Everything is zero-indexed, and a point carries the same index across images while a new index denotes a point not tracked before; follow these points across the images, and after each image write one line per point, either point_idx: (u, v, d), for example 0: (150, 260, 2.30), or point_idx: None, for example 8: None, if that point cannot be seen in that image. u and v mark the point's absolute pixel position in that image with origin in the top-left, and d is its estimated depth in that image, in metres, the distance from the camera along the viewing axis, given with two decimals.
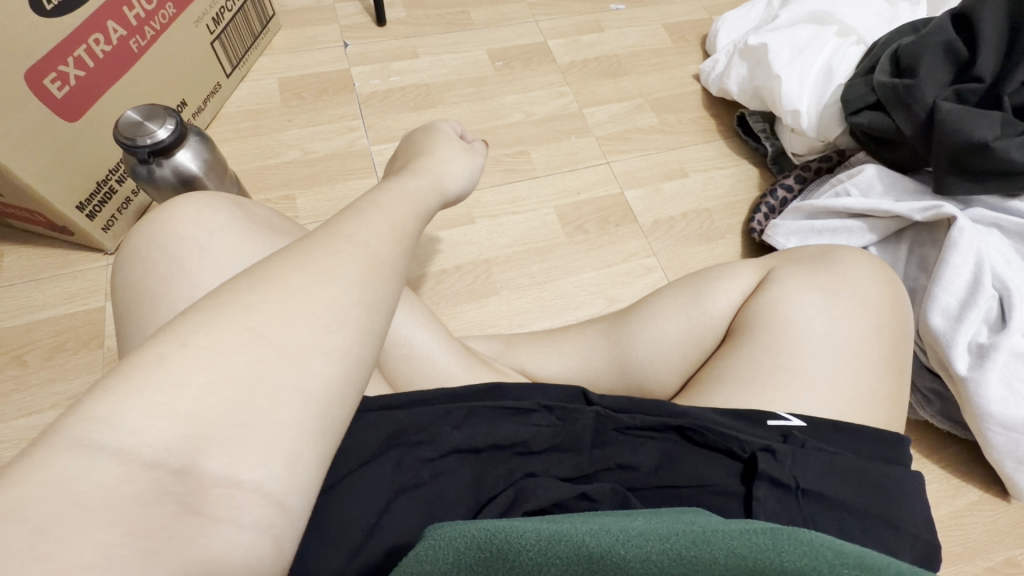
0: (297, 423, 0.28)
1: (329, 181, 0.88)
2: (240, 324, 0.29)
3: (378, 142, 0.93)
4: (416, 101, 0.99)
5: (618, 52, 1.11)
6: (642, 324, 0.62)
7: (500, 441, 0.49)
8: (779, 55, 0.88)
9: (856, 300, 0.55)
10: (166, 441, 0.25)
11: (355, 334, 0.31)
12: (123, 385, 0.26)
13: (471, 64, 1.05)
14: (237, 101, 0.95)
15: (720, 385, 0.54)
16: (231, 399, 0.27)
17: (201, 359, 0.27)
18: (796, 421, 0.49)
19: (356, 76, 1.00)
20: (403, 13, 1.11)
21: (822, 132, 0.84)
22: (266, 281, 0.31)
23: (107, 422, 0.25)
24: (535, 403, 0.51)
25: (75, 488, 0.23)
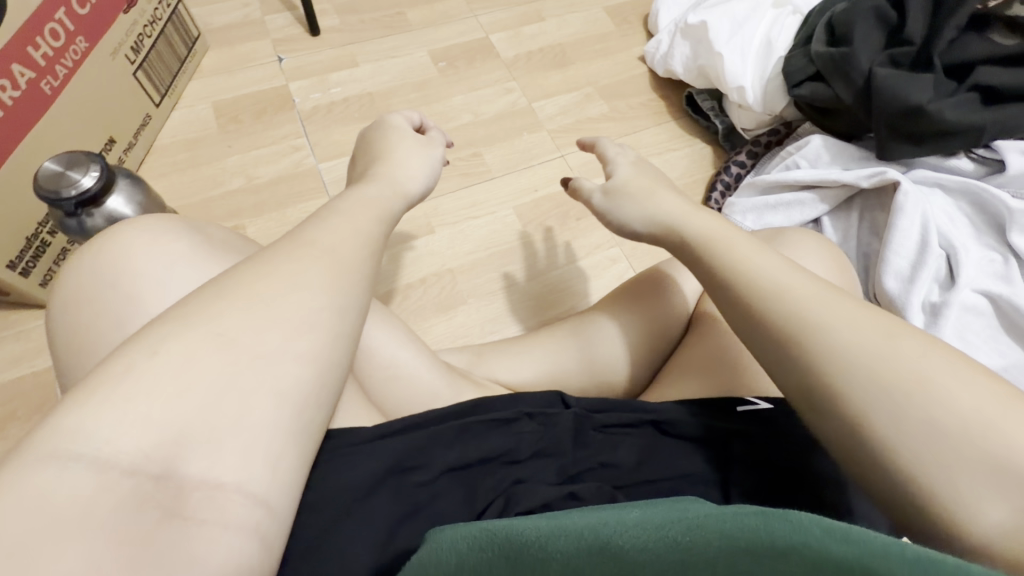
0: (273, 424, 0.32)
1: (279, 206, 0.86)
2: (209, 330, 0.32)
3: (325, 159, 0.90)
4: (360, 112, 0.96)
5: (562, 41, 1.09)
6: (613, 316, 0.63)
7: (488, 454, 0.48)
8: (720, 31, 0.88)
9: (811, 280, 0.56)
10: (141, 449, 0.28)
11: (326, 336, 0.35)
12: (92, 398, 0.29)
13: (413, 68, 1.02)
14: (171, 131, 0.91)
15: (690, 375, 0.57)
16: (203, 405, 0.30)
17: (169, 367, 0.30)
18: (765, 404, 0.51)
19: (295, 91, 0.97)
20: (338, 20, 1.07)
21: (767, 105, 0.84)
22: (231, 294, 0.35)
23: (82, 435, 0.27)
24: (517, 412, 0.51)
25: (56, 496, 0.26)
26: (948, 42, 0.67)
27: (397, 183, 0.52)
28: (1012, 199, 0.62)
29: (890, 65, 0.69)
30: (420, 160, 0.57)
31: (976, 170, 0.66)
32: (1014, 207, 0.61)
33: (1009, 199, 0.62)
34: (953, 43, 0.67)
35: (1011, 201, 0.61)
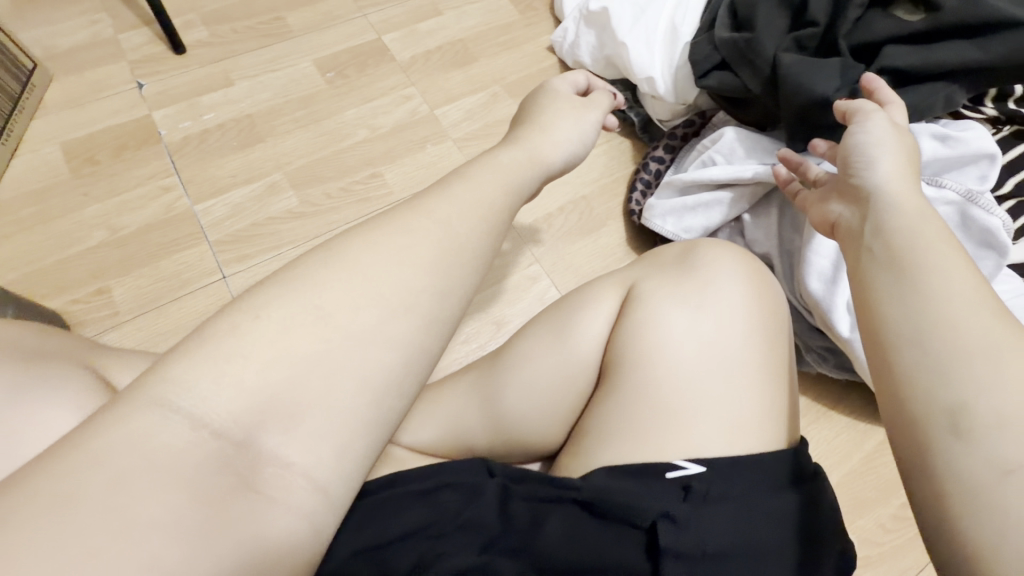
0: (365, 407, 0.32)
1: (150, 259, 0.75)
2: (311, 300, 0.33)
3: (202, 199, 0.80)
4: (239, 139, 0.85)
5: (462, 36, 1.00)
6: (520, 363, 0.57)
7: (407, 529, 0.46)
8: (623, 18, 0.82)
9: (721, 311, 0.53)
10: (230, 413, 0.30)
11: (422, 320, 0.35)
12: (198, 350, 0.31)
13: (297, 80, 0.92)
14: (12, 183, 0.78)
15: (607, 439, 0.51)
16: (293, 376, 0.31)
17: (269, 330, 0.31)
18: (694, 469, 0.47)
19: (160, 121, 0.85)
20: (205, 32, 0.94)
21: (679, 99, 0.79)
22: (339, 257, 0.35)
23: (184, 388, 0.29)
24: (438, 482, 0.49)
25: (152, 442, 0.28)
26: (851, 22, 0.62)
27: (538, 150, 0.51)
28: (926, 186, 0.57)
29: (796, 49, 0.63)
30: (574, 124, 0.55)
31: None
32: (927, 195, 0.57)
33: (923, 186, 0.57)
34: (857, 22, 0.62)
35: (926, 188, 0.57)
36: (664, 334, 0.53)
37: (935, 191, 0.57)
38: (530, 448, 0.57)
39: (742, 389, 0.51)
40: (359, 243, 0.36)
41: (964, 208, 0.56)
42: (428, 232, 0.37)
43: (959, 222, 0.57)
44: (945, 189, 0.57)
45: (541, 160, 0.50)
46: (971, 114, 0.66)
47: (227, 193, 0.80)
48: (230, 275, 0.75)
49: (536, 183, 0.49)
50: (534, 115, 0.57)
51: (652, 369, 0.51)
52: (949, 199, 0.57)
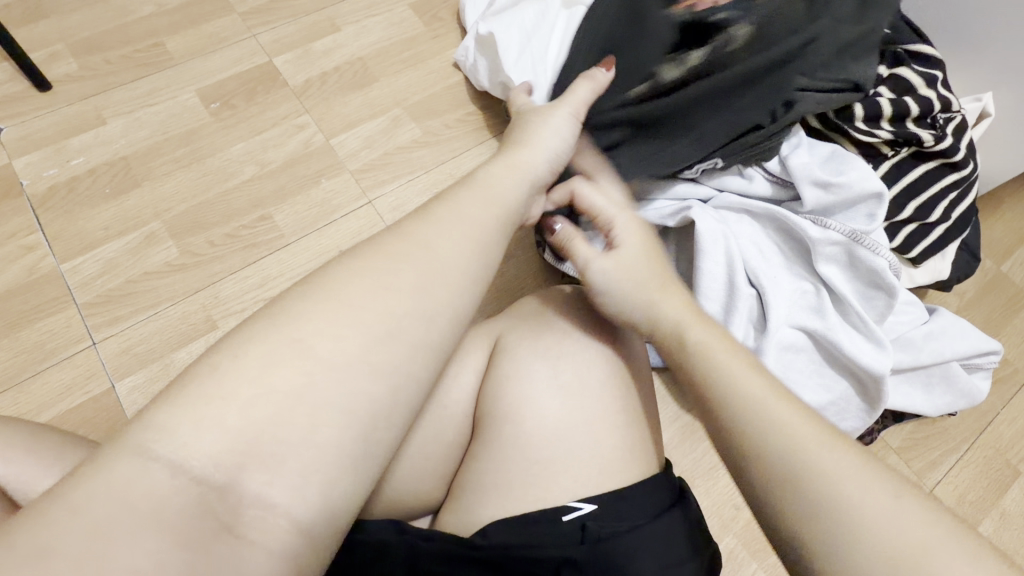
0: (336, 446, 0.33)
1: (11, 330, 0.69)
2: (290, 336, 0.35)
3: (69, 258, 0.73)
4: (113, 184, 0.78)
5: (362, 54, 0.93)
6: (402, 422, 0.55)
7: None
8: (513, 46, 0.78)
9: (579, 361, 0.54)
10: (213, 454, 0.31)
11: (408, 346, 0.36)
12: (181, 396, 0.32)
13: (178, 114, 0.85)
14: None
15: (481, 496, 0.51)
16: (279, 410, 0.33)
17: (251, 366, 0.33)
18: (587, 508, 0.48)
19: (24, 170, 0.78)
20: (74, 65, 0.86)
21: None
22: (323, 288, 0.37)
23: (166, 434, 0.31)
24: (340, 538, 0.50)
25: (134, 490, 0.29)
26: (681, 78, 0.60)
27: (512, 156, 0.50)
28: (812, 228, 0.59)
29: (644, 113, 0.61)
30: (562, 137, 0.53)
31: (770, 190, 0.64)
32: (814, 237, 0.58)
33: (809, 227, 0.59)
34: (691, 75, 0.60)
35: (813, 229, 0.59)
36: (526, 389, 0.53)
37: (822, 232, 0.59)
38: (419, 504, 0.56)
39: (604, 435, 0.52)
40: (345, 273, 0.38)
41: (850, 247, 0.59)
42: (412, 255, 0.39)
43: (848, 260, 0.60)
44: (830, 230, 0.59)
45: (526, 181, 0.49)
46: (867, 139, 0.61)
47: (98, 249, 0.74)
48: (100, 341, 0.70)
49: (513, 182, 0.48)
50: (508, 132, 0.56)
51: (516, 426, 0.52)
52: (835, 239, 0.59)
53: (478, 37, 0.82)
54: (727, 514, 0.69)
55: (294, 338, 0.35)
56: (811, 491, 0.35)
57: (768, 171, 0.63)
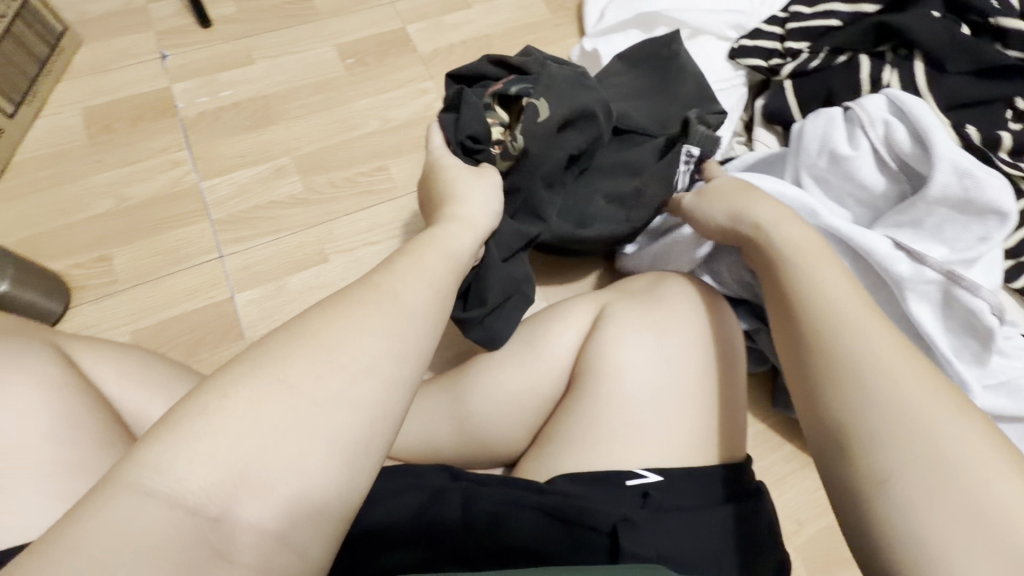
0: (328, 470, 0.30)
1: (152, 232, 0.76)
2: (272, 377, 0.31)
3: (210, 177, 0.81)
4: (252, 119, 0.86)
5: (488, 31, 0.98)
6: (490, 368, 0.57)
7: (374, 527, 0.48)
8: (618, 61, 0.80)
9: (685, 338, 0.55)
10: (203, 487, 0.28)
11: (387, 383, 0.33)
12: (169, 434, 0.29)
13: (316, 64, 0.91)
14: (32, 143, 0.80)
15: (565, 447, 0.52)
16: (264, 444, 0.29)
17: (236, 409, 0.30)
18: (652, 477, 0.48)
19: (180, 95, 0.86)
20: (233, 9, 0.94)
21: (767, 124, 0.74)
22: (310, 334, 0.34)
23: (158, 468, 0.27)
24: (404, 484, 0.50)
25: (126, 528, 0.25)
26: (567, 128, 0.63)
27: (447, 244, 0.47)
28: (905, 263, 0.57)
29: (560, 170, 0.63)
30: (484, 198, 0.56)
31: (880, 178, 0.62)
32: (905, 274, 0.56)
33: (900, 262, 0.57)
34: (573, 129, 0.63)
35: (906, 262, 0.57)
36: (627, 353, 0.54)
37: (916, 268, 0.56)
38: (491, 453, 0.56)
39: (699, 416, 0.52)
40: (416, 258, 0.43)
41: (947, 286, 0.56)
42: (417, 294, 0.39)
43: (941, 300, 0.57)
44: (927, 266, 0.56)
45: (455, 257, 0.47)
46: (1009, 171, 0.60)
47: (234, 173, 0.81)
48: (227, 254, 0.76)
49: (438, 266, 0.44)
50: (456, 206, 0.54)
51: (612, 384, 0.52)
52: (931, 277, 0.56)
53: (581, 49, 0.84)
54: (790, 528, 0.68)
55: (302, 353, 0.32)
56: (870, 395, 0.36)
57: (882, 158, 0.61)
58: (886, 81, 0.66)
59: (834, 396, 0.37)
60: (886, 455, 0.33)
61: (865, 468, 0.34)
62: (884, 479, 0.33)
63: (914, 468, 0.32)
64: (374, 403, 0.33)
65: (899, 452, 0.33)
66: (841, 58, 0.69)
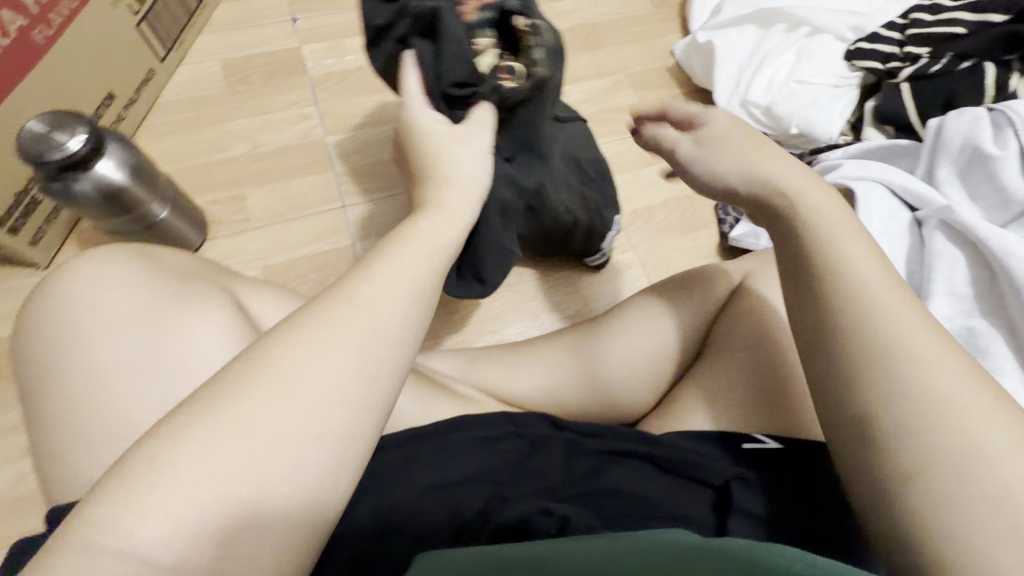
0: (297, 492, 0.27)
1: (284, 177, 0.82)
2: (226, 416, 0.26)
3: (335, 132, 0.85)
4: (375, 83, 0.90)
5: (596, 20, 1.02)
6: (621, 331, 0.60)
7: (472, 472, 0.49)
8: (732, 53, 0.85)
9: None
10: (160, 540, 0.24)
11: (354, 408, 0.29)
12: (120, 487, 0.24)
13: None
14: (176, 88, 0.86)
15: (695, 407, 0.54)
16: (225, 492, 0.25)
17: (194, 454, 0.25)
18: (771, 443, 0.49)
19: (309, 55, 0.91)
20: None
21: (880, 124, 0.77)
22: (263, 361, 0.29)
23: (110, 525, 0.24)
24: (504, 431, 0.51)
25: None
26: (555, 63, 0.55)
27: (436, 244, 0.38)
28: None
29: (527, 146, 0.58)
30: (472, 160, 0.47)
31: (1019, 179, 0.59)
32: None
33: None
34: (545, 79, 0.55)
35: None
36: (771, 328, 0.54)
37: None
38: (614, 410, 0.59)
39: None
40: None
41: None
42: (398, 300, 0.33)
43: None
44: None
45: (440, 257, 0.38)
46: None
47: (356, 131, 0.86)
48: (349, 205, 0.81)
49: (419, 267, 0.36)
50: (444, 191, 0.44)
51: (753, 357, 0.54)
52: None
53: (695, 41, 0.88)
54: None
55: (268, 383, 0.28)
56: (889, 386, 0.33)
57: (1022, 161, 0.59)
58: (1012, 89, 0.68)
59: (844, 396, 0.35)
60: (905, 445, 0.32)
61: (888, 451, 0.32)
62: (911, 473, 0.31)
63: (944, 456, 0.31)
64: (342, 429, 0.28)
65: (915, 442, 0.32)
66: (966, 64, 0.71)
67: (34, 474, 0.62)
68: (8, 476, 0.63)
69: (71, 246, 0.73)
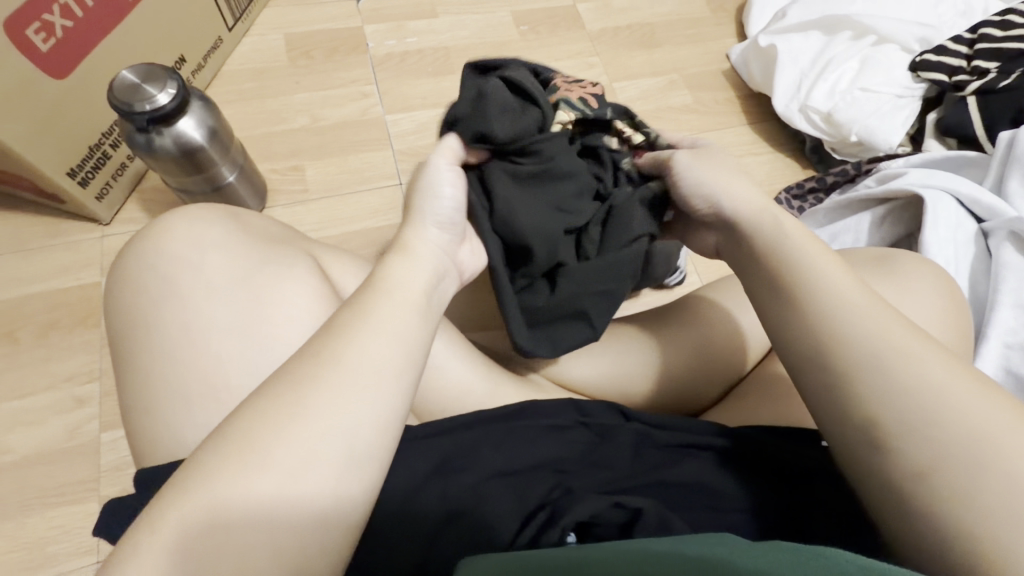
0: (329, 479, 0.30)
1: (342, 152, 0.82)
2: (207, 491, 0.28)
3: (393, 111, 0.86)
4: (435, 66, 0.91)
5: (653, 20, 1.02)
6: (698, 319, 0.55)
7: (539, 460, 0.41)
8: (794, 59, 0.85)
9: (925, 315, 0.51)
10: None
11: (348, 450, 0.30)
12: (120, 558, 0.27)
13: (494, 26, 0.96)
14: (240, 59, 0.87)
15: (772, 399, 0.49)
16: (208, 549, 0.27)
17: (175, 523, 0.28)
18: None
19: (371, 35, 0.92)
20: None
21: (942, 136, 0.77)
22: (240, 427, 0.30)
23: None
24: (570, 419, 0.43)
25: None
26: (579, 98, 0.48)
27: (406, 285, 0.37)
28: None
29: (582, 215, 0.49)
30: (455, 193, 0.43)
31: None
32: None
33: None
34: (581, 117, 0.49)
35: None
36: None
37: None
38: (687, 404, 0.54)
39: None
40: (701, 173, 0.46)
41: None
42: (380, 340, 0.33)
43: None
44: None
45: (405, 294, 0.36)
46: None
47: (415, 111, 0.86)
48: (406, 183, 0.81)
49: (381, 305, 0.35)
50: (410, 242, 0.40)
51: None
52: None
53: (756, 45, 0.89)
54: None
55: (244, 449, 0.29)
56: (891, 385, 0.34)
57: None
58: None
59: (836, 403, 0.36)
60: (923, 442, 0.33)
61: (903, 456, 0.33)
62: (925, 470, 0.32)
63: (953, 448, 0.32)
64: (327, 463, 0.30)
65: (933, 441, 0.32)
66: None
67: (88, 427, 0.62)
68: (60, 427, 0.62)
69: (133, 205, 0.74)
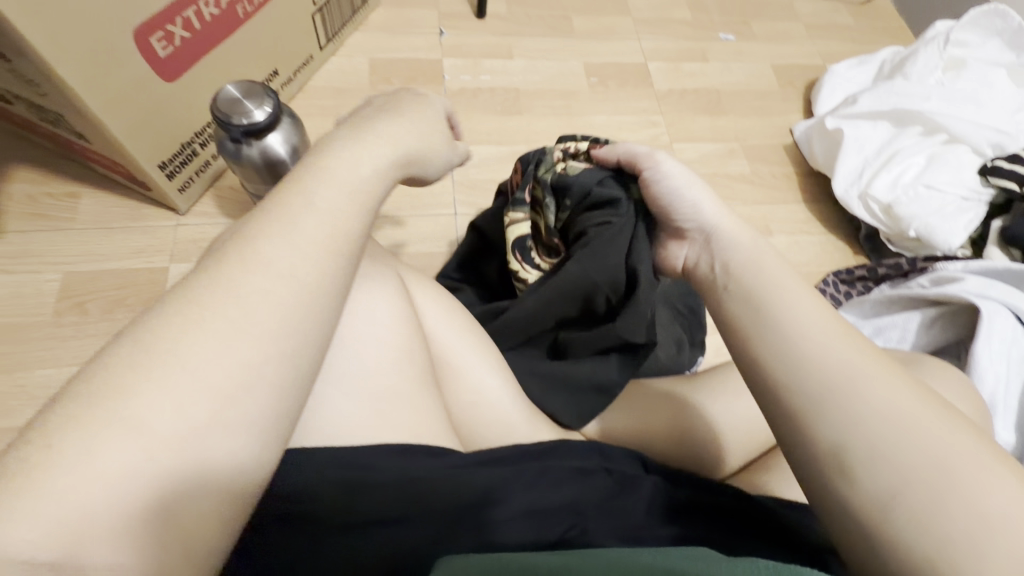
0: (254, 412, 0.28)
1: None
2: (111, 414, 0.25)
3: None
4: (503, 106, 0.95)
5: (721, 87, 1.04)
6: (734, 392, 0.56)
7: (564, 502, 0.41)
8: (861, 144, 0.86)
9: None
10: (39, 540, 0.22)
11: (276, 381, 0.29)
12: None
13: (564, 75, 1.00)
14: (326, 76, 0.93)
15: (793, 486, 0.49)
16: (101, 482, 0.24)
17: (69, 445, 0.24)
18: None
19: (447, 68, 0.97)
20: (504, 9, 1.06)
21: (1004, 246, 0.75)
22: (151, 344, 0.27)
23: None
24: (597, 464, 0.45)
25: None
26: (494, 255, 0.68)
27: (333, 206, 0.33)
28: None
29: (563, 294, 0.55)
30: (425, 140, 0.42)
31: None
32: None
33: None
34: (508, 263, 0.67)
35: None
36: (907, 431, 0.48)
37: None
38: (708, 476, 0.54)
39: None
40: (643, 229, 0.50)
41: None
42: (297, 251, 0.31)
43: None
44: None
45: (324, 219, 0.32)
46: None
47: (479, 146, 0.90)
48: (461, 214, 0.84)
49: (299, 224, 0.31)
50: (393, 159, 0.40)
51: None
52: None
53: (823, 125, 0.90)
54: None
55: (158, 367, 0.26)
56: (839, 412, 0.34)
57: None
58: None
59: (804, 443, 0.35)
60: (884, 472, 0.32)
61: (871, 487, 0.32)
62: (889, 500, 0.32)
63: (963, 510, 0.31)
64: (253, 393, 0.28)
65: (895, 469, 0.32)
66: None
67: None
68: None
69: (209, 199, 0.79)
